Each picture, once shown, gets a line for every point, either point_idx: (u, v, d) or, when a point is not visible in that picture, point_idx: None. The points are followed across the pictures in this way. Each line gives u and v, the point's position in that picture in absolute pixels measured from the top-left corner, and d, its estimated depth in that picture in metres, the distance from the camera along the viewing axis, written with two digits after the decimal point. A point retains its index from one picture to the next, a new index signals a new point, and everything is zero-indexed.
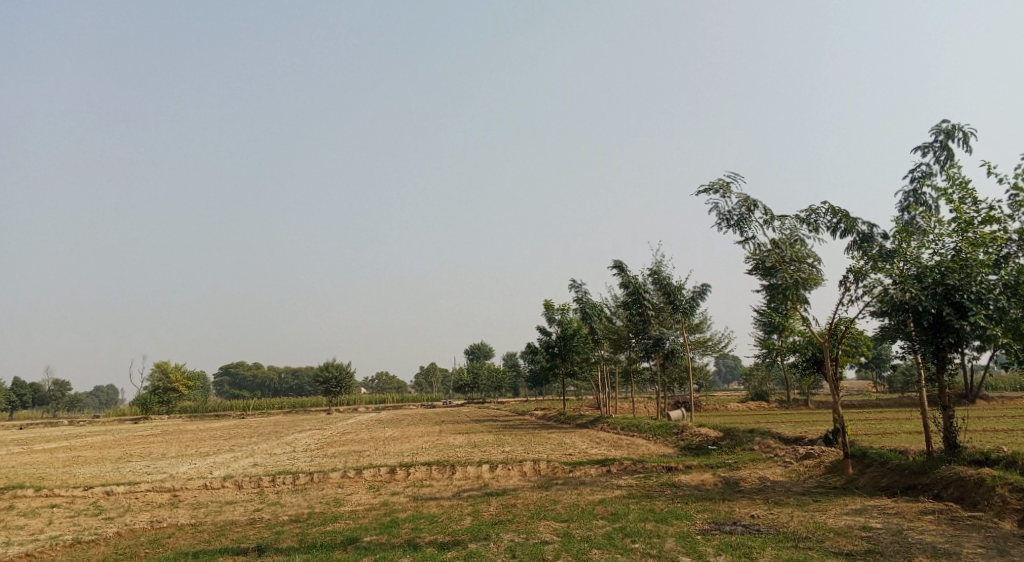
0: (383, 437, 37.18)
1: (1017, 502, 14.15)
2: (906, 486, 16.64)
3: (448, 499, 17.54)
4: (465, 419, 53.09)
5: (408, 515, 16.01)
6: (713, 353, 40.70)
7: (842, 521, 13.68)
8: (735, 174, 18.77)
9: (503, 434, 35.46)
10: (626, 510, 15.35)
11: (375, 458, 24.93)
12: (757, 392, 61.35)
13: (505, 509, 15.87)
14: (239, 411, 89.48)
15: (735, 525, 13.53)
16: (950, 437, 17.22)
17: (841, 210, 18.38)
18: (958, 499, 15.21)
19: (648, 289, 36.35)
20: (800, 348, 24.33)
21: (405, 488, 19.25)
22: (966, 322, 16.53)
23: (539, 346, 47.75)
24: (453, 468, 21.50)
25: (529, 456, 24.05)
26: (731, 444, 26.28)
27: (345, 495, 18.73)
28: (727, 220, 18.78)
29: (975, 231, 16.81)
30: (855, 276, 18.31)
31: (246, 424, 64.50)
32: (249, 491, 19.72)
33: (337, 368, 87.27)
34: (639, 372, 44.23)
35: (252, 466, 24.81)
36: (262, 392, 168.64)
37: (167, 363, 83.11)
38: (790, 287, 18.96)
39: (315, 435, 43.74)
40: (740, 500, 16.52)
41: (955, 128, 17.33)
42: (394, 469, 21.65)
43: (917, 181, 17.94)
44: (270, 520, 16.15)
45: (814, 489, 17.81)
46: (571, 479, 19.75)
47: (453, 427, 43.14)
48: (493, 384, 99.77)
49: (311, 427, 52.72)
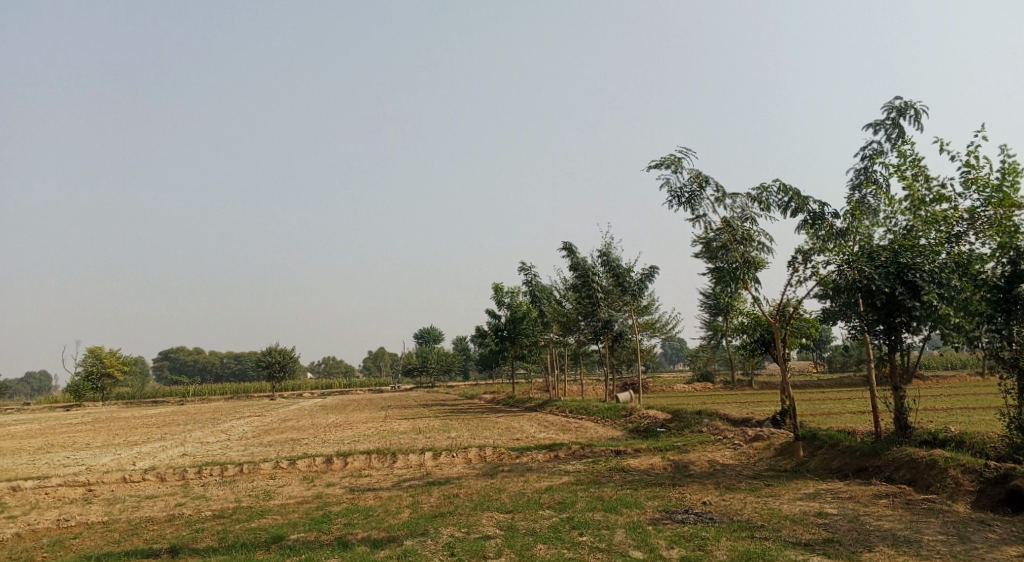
0: (326, 424, 35.86)
1: (970, 484, 13.86)
2: (857, 468, 16.30)
3: (388, 490, 16.53)
4: (412, 403, 52.13)
5: (341, 508, 14.94)
6: (661, 335, 40.34)
7: (796, 507, 13.14)
8: (687, 149, 18.08)
9: (449, 419, 34.53)
10: (573, 498, 14.59)
11: (312, 447, 23.69)
12: (703, 372, 61.75)
13: (446, 501, 14.94)
14: (177, 397, 86.38)
15: (687, 514, 12.85)
16: (901, 418, 16.90)
17: (792, 188, 17.87)
18: (910, 481, 14.88)
19: (598, 272, 35.68)
20: (748, 329, 23.82)
21: (341, 478, 18.13)
22: (918, 302, 16.12)
23: (488, 330, 46.85)
24: (394, 457, 20.45)
25: (474, 442, 23.17)
26: (679, 426, 25.86)
27: (277, 487, 17.58)
28: (678, 197, 18.10)
29: (927, 210, 16.43)
30: (803, 257, 17.86)
31: (183, 411, 62.01)
32: (172, 485, 18.36)
33: (281, 353, 84.62)
34: (587, 355, 43.75)
35: (180, 457, 23.34)
36: (205, 377, 164.38)
37: (101, 348, 79.44)
38: (740, 267, 18.37)
39: (254, 421, 42.08)
40: (690, 486, 15.92)
41: (907, 106, 16.93)
42: (331, 457, 20.49)
43: (868, 159, 17.51)
44: (192, 516, 14.90)
45: (765, 472, 17.40)
46: (517, 466, 18.99)
47: (399, 412, 42.09)
48: (441, 367, 98.46)
49: (252, 414, 50.98)
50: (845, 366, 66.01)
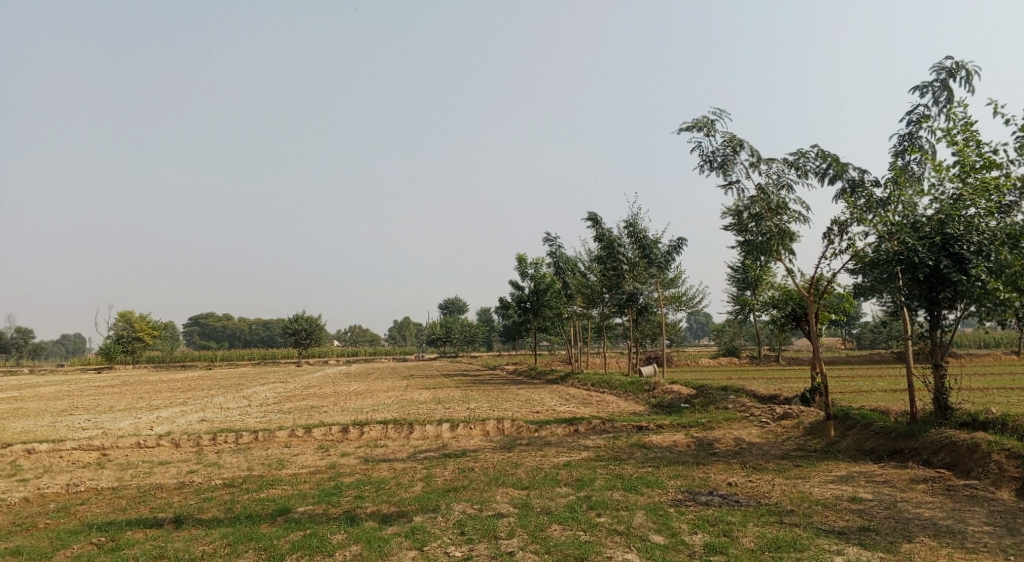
0: (346, 392, 35.70)
1: (1014, 470, 13.02)
2: (892, 450, 15.53)
3: (402, 461, 16.12)
4: (434, 373, 52.03)
5: (354, 480, 14.55)
6: (687, 308, 39.46)
7: (828, 491, 12.46)
8: (721, 111, 17.11)
9: (470, 390, 34.14)
10: (592, 476, 14.01)
11: (329, 416, 23.41)
12: (729, 347, 60.84)
13: (460, 474, 14.46)
14: (205, 362, 87.38)
15: (711, 496, 12.22)
16: (941, 398, 16.07)
17: (830, 154, 16.89)
18: (950, 465, 14.09)
19: (623, 243, 34.76)
20: (779, 303, 22.81)
21: (356, 448, 17.77)
22: (965, 275, 15.21)
23: (511, 301, 46.28)
24: (411, 427, 20.04)
25: (494, 414, 22.72)
26: (704, 402, 25.15)
27: (291, 455, 17.29)
28: (710, 162, 17.19)
29: (977, 177, 15.40)
30: (839, 228, 16.94)
31: (210, 376, 62.45)
32: (186, 451, 18.16)
33: (307, 320, 84.87)
34: (611, 328, 43.08)
35: (199, 423, 23.22)
36: (233, 343, 166.71)
37: (131, 312, 80.18)
38: (775, 237, 17.45)
39: (276, 388, 42.10)
40: (715, 465, 15.26)
41: (958, 66, 15.78)
42: (347, 427, 20.15)
43: (914, 124, 16.43)
44: (202, 484, 14.59)
45: (793, 452, 16.71)
46: (536, 440, 18.50)
47: (421, 382, 41.92)
48: (465, 338, 98.40)
49: (276, 380, 51.30)
50: (875, 342, 64.65)
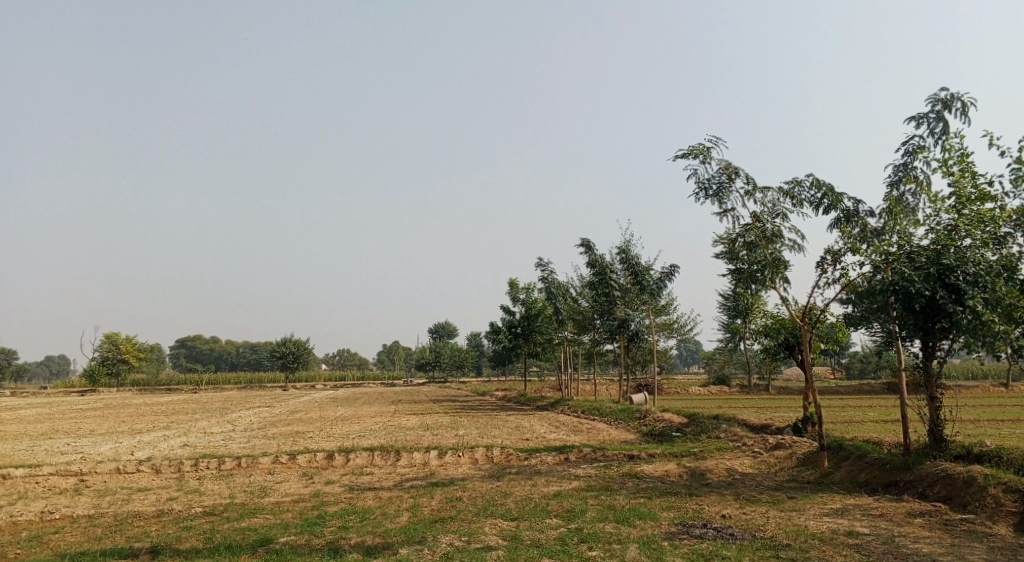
0: (332, 417, 35.18)
1: (1012, 504, 12.77)
2: (888, 483, 15.27)
3: (388, 490, 15.75)
4: (422, 399, 51.51)
5: (338, 509, 14.16)
6: (678, 335, 39.26)
7: (824, 525, 12.19)
8: (717, 139, 17.09)
9: (458, 417, 33.73)
10: (583, 507, 13.68)
11: (314, 442, 22.95)
12: (719, 376, 60.66)
13: (448, 504, 14.10)
14: (191, 386, 86.28)
15: (705, 529, 11.92)
16: (937, 430, 15.90)
17: (825, 184, 16.87)
18: (946, 499, 13.85)
19: (615, 270, 34.63)
20: (772, 331, 22.61)
21: (341, 476, 17.37)
22: (962, 307, 15.11)
23: (501, 326, 45.99)
24: (398, 454, 19.64)
25: (483, 442, 22.35)
26: (696, 432, 24.85)
27: (274, 483, 16.88)
28: (705, 189, 17.12)
29: (972, 208, 15.37)
30: (833, 257, 16.85)
31: (195, 400, 61.58)
32: (167, 477, 17.71)
33: (295, 344, 84.10)
34: (602, 354, 42.80)
35: (181, 448, 22.71)
36: (220, 366, 165.16)
37: (117, 334, 79.18)
38: (770, 265, 17.32)
39: (262, 413, 41.48)
40: (708, 496, 14.97)
41: (953, 98, 15.82)
42: (333, 453, 19.74)
43: (909, 154, 16.44)
44: (181, 512, 14.16)
45: (787, 484, 16.44)
46: (526, 469, 18.16)
47: (408, 407, 41.44)
48: (454, 363, 97.82)
49: (261, 404, 50.64)
50: (864, 372, 64.62)
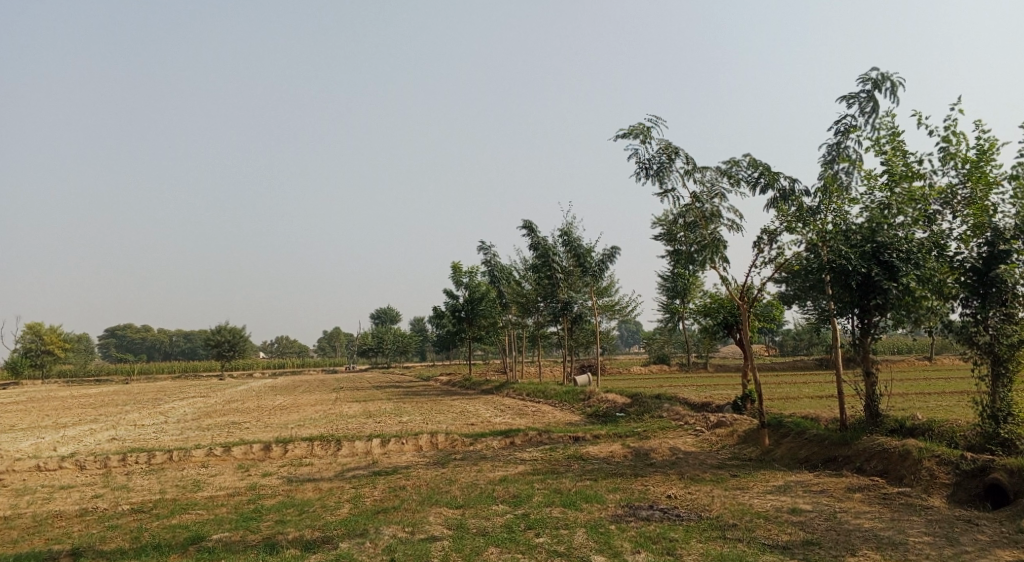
0: (271, 406, 34.24)
1: (945, 476, 13.10)
2: (826, 458, 15.55)
3: (329, 480, 15.24)
4: (364, 385, 50.72)
5: (275, 502, 13.62)
6: (620, 316, 39.50)
7: (767, 502, 12.27)
8: (657, 118, 16.97)
9: (402, 402, 33.24)
10: (530, 492, 13.47)
11: (251, 433, 22.16)
12: (659, 355, 61.58)
13: (391, 494, 13.70)
14: (122, 377, 83.15)
15: (652, 510, 11.86)
16: (872, 406, 16.28)
17: (762, 164, 16.95)
18: (882, 473, 14.13)
19: (558, 252, 34.52)
20: (711, 311, 22.82)
21: (280, 467, 16.77)
22: (895, 284, 15.41)
23: (444, 310, 45.51)
24: (338, 444, 19.09)
25: (427, 427, 21.97)
26: (639, 411, 25.00)
27: (208, 476, 16.17)
28: (646, 169, 17.00)
29: (904, 186, 15.63)
30: (770, 237, 16.99)
31: (126, 390, 59.31)
32: (92, 474, 16.78)
33: (231, 332, 81.80)
34: (546, 337, 42.83)
35: (108, 442, 21.63)
36: (153, 355, 159.92)
37: (40, 325, 75.61)
38: (710, 245, 17.33)
39: (197, 403, 40.11)
40: (653, 476, 14.95)
41: (884, 78, 16.03)
42: (270, 444, 19.07)
43: (842, 133, 16.63)
44: (106, 511, 13.39)
45: (729, 461, 16.60)
46: (471, 454, 17.86)
47: (350, 394, 40.70)
48: (397, 348, 96.85)
49: (196, 394, 49.10)
50: (796, 349, 66.58)
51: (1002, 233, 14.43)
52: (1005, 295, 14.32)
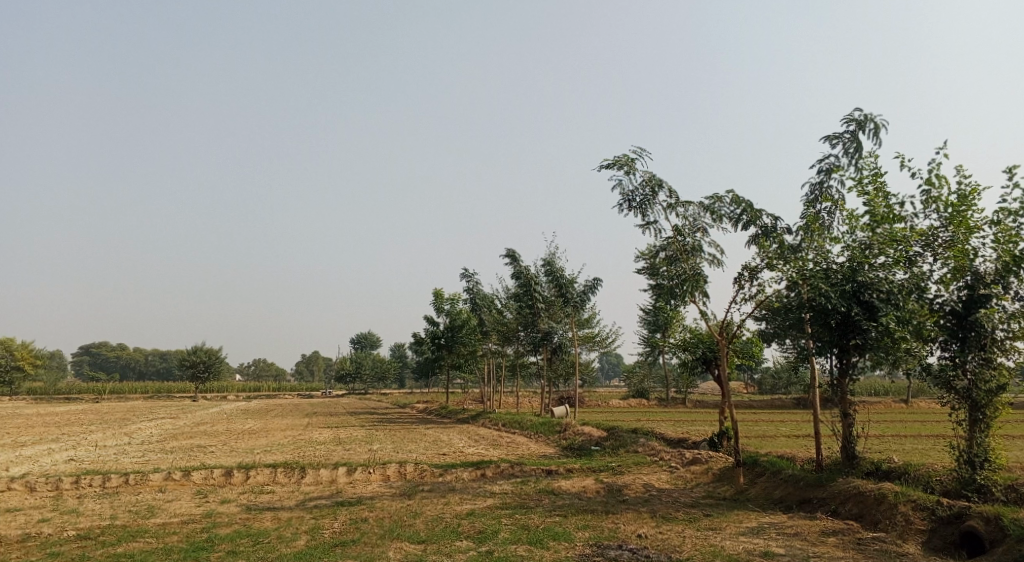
0: (239, 429, 33.47)
1: (920, 522, 12.80)
2: (801, 500, 15.23)
3: (289, 510, 14.70)
4: (338, 411, 49.85)
5: (230, 531, 13.06)
6: (600, 349, 39.23)
7: (740, 545, 11.92)
8: (642, 150, 16.84)
9: (375, 430, 32.57)
10: (496, 527, 13.02)
11: (215, 457, 21.51)
12: (639, 389, 61.28)
13: (351, 526, 13.20)
14: (92, 395, 81.53)
15: (620, 550, 11.46)
16: (849, 447, 16.02)
17: (744, 200, 16.84)
18: (858, 516, 13.82)
19: (539, 282, 34.28)
20: (690, 346, 22.58)
21: (239, 494, 16.17)
22: (875, 324, 15.24)
23: (424, 337, 45.02)
24: (303, 471, 18.52)
25: (397, 457, 21.43)
26: (615, 445, 24.62)
27: (164, 502, 15.55)
28: (629, 201, 16.85)
29: (886, 227, 15.54)
30: (750, 273, 16.83)
31: (94, 409, 57.94)
32: (42, 496, 16.10)
33: (207, 353, 80.50)
34: (525, 367, 42.44)
35: (65, 463, 20.87)
36: (126, 374, 157.03)
37: (10, 339, 74.09)
38: (690, 278, 17.16)
39: (165, 424, 39.17)
40: (625, 513, 14.56)
41: (867, 119, 16.04)
42: (231, 470, 18.46)
43: (825, 173, 16.58)
44: (51, 536, 12.78)
45: (703, 500, 16.25)
46: (439, 486, 17.38)
47: (322, 420, 39.92)
48: (376, 375, 95.76)
49: (166, 415, 48.00)
50: (775, 388, 66.46)
51: (983, 277, 14.33)
52: (984, 340, 14.17)
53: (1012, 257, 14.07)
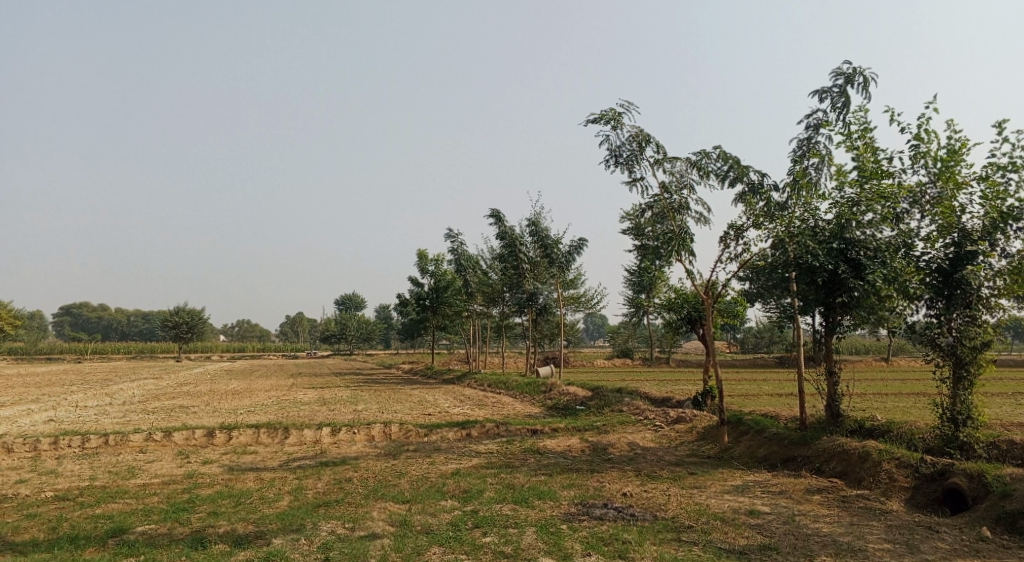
0: (223, 390, 33.25)
1: (904, 479, 12.85)
2: (785, 458, 15.27)
3: (272, 470, 14.55)
4: (323, 372, 49.67)
5: (212, 492, 12.88)
6: (586, 309, 39.17)
7: (725, 503, 11.91)
8: (629, 104, 16.46)
9: (360, 390, 32.46)
10: (481, 486, 12.93)
11: (197, 418, 21.27)
12: (623, 349, 61.55)
13: (335, 486, 13.07)
14: (75, 355, 80.82)
15: (606, 509, 11.41)
16: (834, 405, 16.02)
17: (732, 156, 16.55)
18: (842, 474, 13.87)
19: (524, 242, 33.95)
20: (676, 306, 22.45)
21: (221, 455, 15.99)
22: (862, 282, 15.14)
23: (409, 298, 44.73)
24: (286, 432, 18.35)
25: (381, 417, 21.30)
26: (600, 405, 24.64)
27: (144, 463, 15.34)
28: (616, 157, 16.51)
29: (875, 183, 15.33)
30: (736, 231, 16.65)
31: (76, 370, 57.44)
32: (20, 458, 15.83)
33: (190, 313, 79.80)
34: (510, 328, 42.36)
35: (43, 425, 20.55)
36: (109, 335, 155.84)
37: None
38: (677, 236, 16.94)
39: (147, 385, 38.83)
40: (610, 472, 14.53)
41: (856, 73, 15.70)
42: (214, 430, 18.25)
43: (813, 129, 16.29)
44: (28, 498, 12.54)
45: (688, 458, 16.28)
46: (424, 445, 17.29)
47: (307, 380, 39.78)
48: (361, 335, 95.60)
49: (149, 376, 47.60)
50: (757, 347, 67.01)
51: (970, 234, 14.20)
52: (970, 297, 14.11)
53: (999, 213, 13.96)
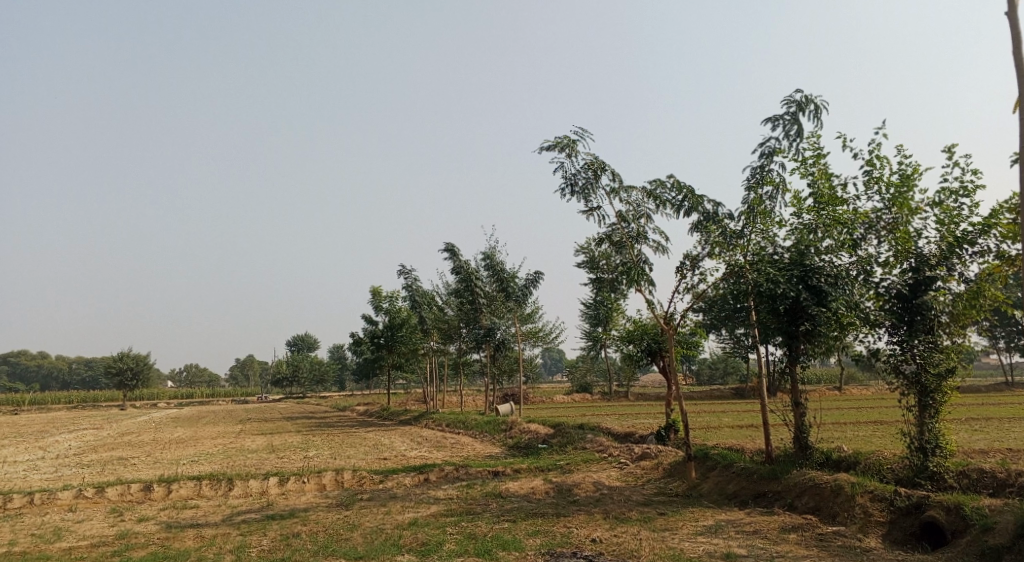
0: (166, 440, 31.55)
1: (880, 514, 12.43)
2: (756, 494, 14.77)
3: (214, 526, 13.48)
4: (274, 416, 47.92)
5: (146, 554, 11.77)
6: (544, 344, 38.63)
7: (699, 546, 11.29)
8: (584, 132, 16.12)
9: (312, 435, 31.11)
10: (440, 538, 12.09)
11: (135, 470, 19.88)
12: (582, 384, 61.02)
13: (281, 542, 12.09)
14: (11, 406, 76.96)
15: (575, 558, 10.69)
16: (801, 437, 15.59)
17: (686, 185, 16.29)
18: (815, 509, 13.40)
19: (479, 276, 33.40)
20: (635, 338, 22.03)
21: (159, 512, 14.81)
22: (823, 309, 14.89)
23: (363, 337, 43.60)
24: (231, 483, 17.19)
25: (333, 463, 20.24)
26: (562, 442, 23.93)
27: (72, 523, 14.08)
28: (572, 185, 16.11)
29: (831, 210, 15.19)
30: (692, 262, 16.34)
31: (9, 422, 54.41)
32: None
33: (134, 359, 76.95)
34: (468, 365, 41.56)
35: None
36: (48, 384, 149.26)
37: None
38: (634, 266, 16.40)
39: (85, 436, 36.71)
40: (576, 516, 13.82)
41: (807, 101, 15.67)
42: (151, 484, 16.99)
43: (767, 157, 16.18)
44: None
45: (656, 497, 15.67)
46: (379, 493, 16.36)
47: (256, 426, 38.15)
48: (314, 377, 93.33)
49: (88, 427, 45.16)
50: (713, 378, 67.24)
51: (927, 259, 14.06)
52: (930, 323, 13.95)
53: (954, 238, 13.87)
